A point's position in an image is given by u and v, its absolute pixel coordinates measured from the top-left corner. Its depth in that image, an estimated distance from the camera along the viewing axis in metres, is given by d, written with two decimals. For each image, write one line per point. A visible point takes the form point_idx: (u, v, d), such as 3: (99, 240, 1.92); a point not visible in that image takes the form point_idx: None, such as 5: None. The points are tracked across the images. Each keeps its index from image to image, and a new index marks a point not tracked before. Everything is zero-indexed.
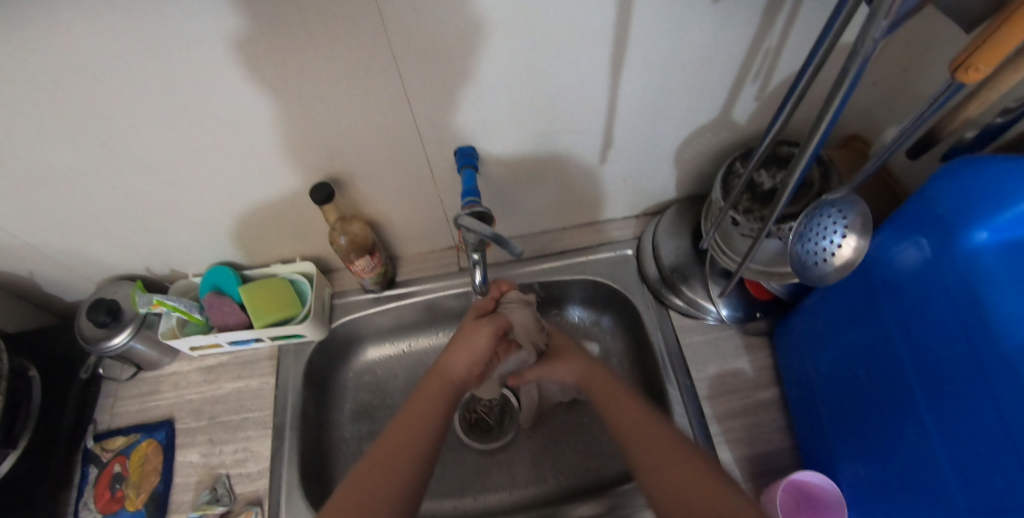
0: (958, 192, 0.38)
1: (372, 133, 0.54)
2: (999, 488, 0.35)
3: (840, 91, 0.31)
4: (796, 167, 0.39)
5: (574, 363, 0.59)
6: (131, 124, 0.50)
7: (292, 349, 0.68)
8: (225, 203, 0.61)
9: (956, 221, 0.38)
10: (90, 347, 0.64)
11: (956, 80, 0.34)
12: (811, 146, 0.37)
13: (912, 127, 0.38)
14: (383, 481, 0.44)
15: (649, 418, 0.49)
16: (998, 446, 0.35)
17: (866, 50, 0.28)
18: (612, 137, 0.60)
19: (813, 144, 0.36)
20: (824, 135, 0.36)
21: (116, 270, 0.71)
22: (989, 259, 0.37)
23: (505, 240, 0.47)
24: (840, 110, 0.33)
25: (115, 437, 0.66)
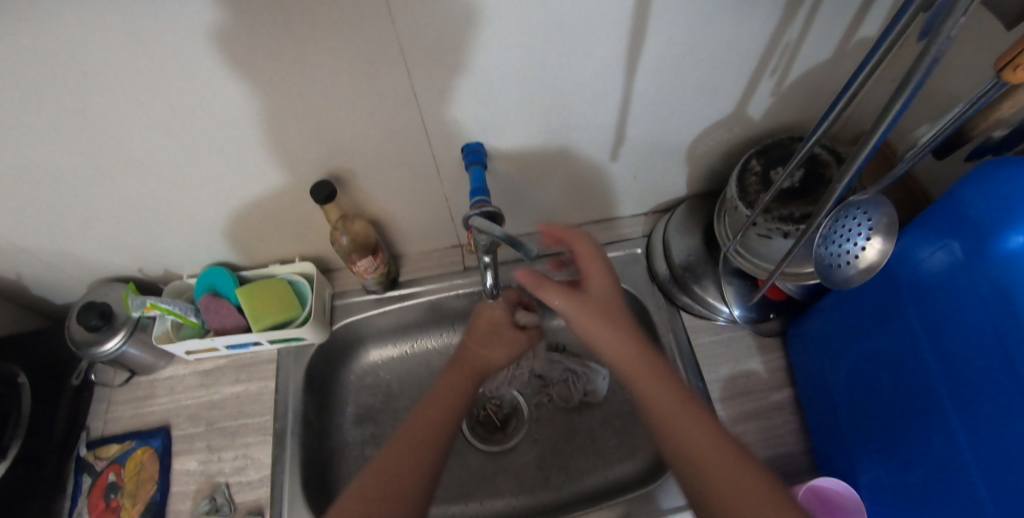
0: (990, 194, 0.37)
1: (376, 129, 0.52)
2: None
3: (901, 101, 0.29)
4: (845, 176, 0.37)
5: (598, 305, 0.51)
6: (122, 120, 0.47)
7: (292, 352, 0.66)
8: (221, 202, 0.59)
9: (990, 225, 0.37)
10: (81, 352, 0.62)
11: (1002, 79, 0.32)
12: (862, 154, 0.34)
13: (950, 129, 0.36)
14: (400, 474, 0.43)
15: (676, 403, 0.43)
16: None
17: (938, 51, 0.25)
18: (624, 133, 0.58)
19: (866, 150, 0.34)
20: (877, 144, 0.33)
21: (107, 271, 0.68)
22: None
23: (517, 242, 0.43)
24: (899, 117, 0.30)
25: (109, 445, 0.64)
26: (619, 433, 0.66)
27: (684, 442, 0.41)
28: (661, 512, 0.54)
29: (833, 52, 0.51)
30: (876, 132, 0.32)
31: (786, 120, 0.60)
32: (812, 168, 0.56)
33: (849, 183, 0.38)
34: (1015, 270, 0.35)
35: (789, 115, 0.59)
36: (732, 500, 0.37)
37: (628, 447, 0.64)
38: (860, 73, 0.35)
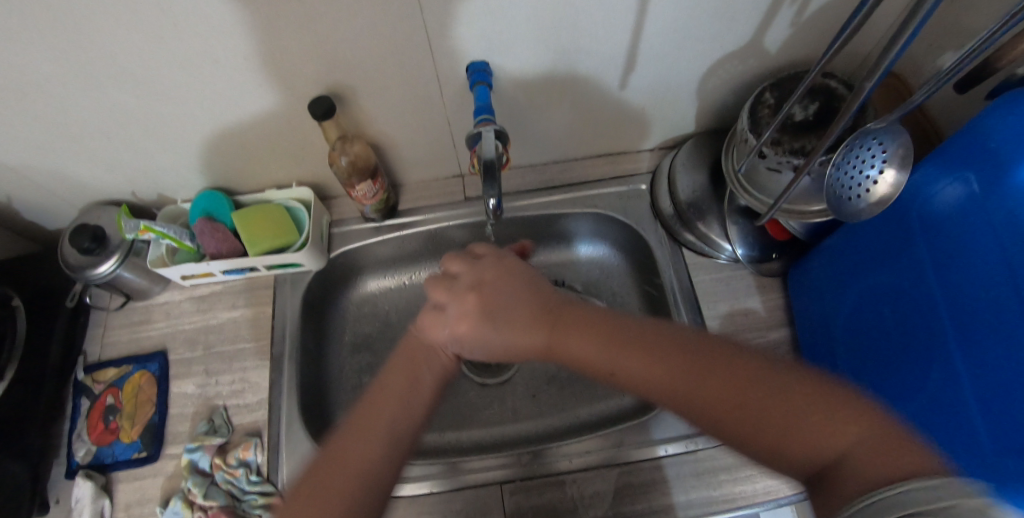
0: (1013, 123, 0.36)
1: (377, 43, 0.50)
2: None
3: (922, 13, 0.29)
4: (858, 99, 0.37)
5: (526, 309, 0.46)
6: (107, 25, 0.44)
7: (289, 280, 0.65)
8: (215, 121, 0.57)
9: (1009, 153, 0.36)
10: (75, 274, 0.61)
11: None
12: (875, 76, 0.35)
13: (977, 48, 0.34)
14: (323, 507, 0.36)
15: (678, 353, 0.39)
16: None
17: None
18: (635, 59, 0.56)
19: (882, 68, 0.34)
20: (891, 66, 0.34)
21: (99, 194, 0.67)
22: None
23: (489, 174, 0.47)
24: (931, 12, 0.29)
25: (106, 369, 0.64)
26: None
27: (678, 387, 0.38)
28: (659, 439, 0.56)
29: None
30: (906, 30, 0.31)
31: (803, 53, 0.58)
32: (827, 102, 0.54)
33: (869, 95, 0.37)
34: None
35: (806, 46, 0.57)
36: (747, 428, 0.35)
37: None
38: None
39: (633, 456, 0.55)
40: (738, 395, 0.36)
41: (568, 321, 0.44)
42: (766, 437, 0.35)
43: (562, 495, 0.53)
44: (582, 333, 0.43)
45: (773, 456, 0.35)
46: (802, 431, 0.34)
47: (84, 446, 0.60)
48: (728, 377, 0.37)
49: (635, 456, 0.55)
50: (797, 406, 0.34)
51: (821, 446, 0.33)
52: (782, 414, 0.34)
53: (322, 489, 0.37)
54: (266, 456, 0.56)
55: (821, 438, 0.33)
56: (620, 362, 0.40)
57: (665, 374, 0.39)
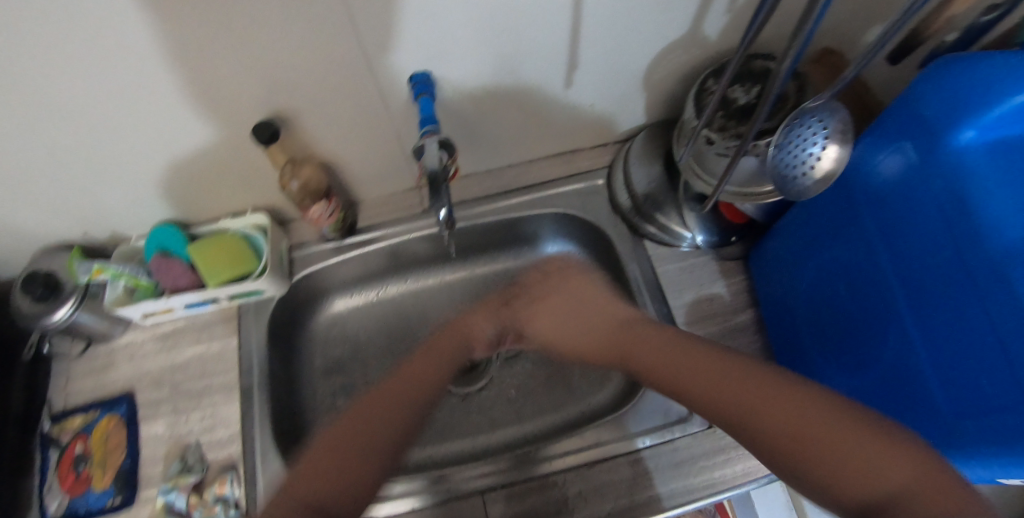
0: (941, 95, 0.38)
1: (314, 61, 0.49)
2: (987, 385, 0.35)
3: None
4: (780, 73, 0.36)
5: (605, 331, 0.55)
6: (29, 67, 0.43)
7: (253, 308, 0.64)
8: (159, 154, 0.56)
9: (941, 123, 0.38)
10: (31, 323, 0.59)
11: None
12: (794, 46, 0.34)
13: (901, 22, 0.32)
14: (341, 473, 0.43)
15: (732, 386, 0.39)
16: (985, 342, 0.35)
17: None
18: (578, 56, 0.56)
19: (797, 40, 0.33)
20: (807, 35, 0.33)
21: (48, 239, 0.65)
22: (976, 159, 0.37)
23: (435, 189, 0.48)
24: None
25: (72, 417, 0.62)
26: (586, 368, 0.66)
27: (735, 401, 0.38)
28: (637, 432, 0.56)
29: None
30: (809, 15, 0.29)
31: (743, 38, 0.59)
32: (767, 84, 0.54)
33: (790, 68, 0.36)
34: (967, 165, 0.37)
35: (744, 31, 0.58)
36: (794, 446, 0.34)
37: (597, 380, 0.66)
38: None
39: (610, 452, 0.55)
40: (801, 422, 0.34)
41: (640, 335, 0.51)
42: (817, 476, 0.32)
43: (547, 498, 0.53)
44: (653, 346, 0.48)
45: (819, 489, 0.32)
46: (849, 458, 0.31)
47: (56, 499, 0.58)
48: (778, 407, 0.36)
49: (612, 452, 0.55)
50: (856, 438, 0.32)
51: (863, 489, 0.30)
52: (832, 438, 0.32)
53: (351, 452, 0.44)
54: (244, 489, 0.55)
55: (872, 472, 0.30)
56: (677, 371, 0.44)
57: (721, 396, 0.39)
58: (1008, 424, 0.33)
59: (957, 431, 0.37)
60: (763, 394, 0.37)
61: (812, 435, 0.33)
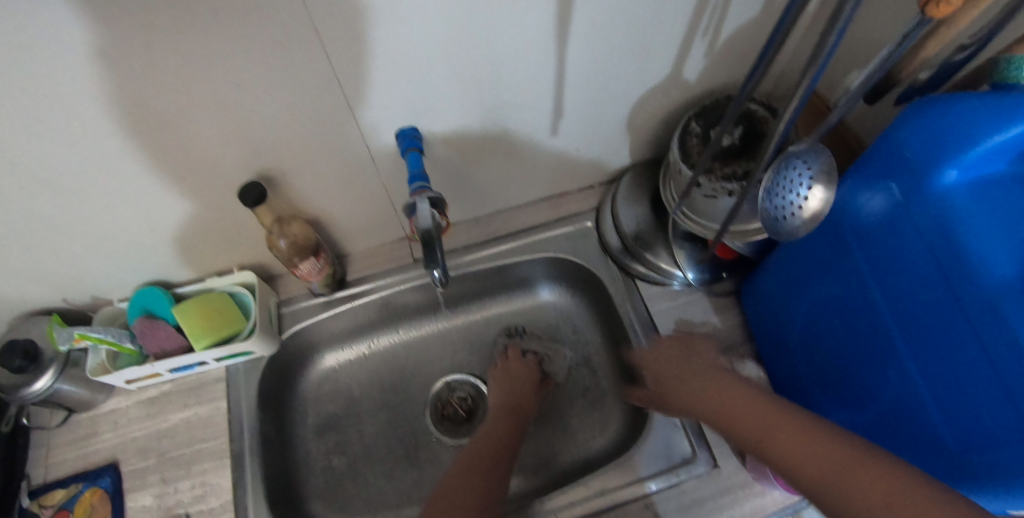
0: (923, 132, 0.36)
1: (303, 122, 0.49)
2: (993, 426, 0.33)
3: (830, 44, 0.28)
4: (781, 125, 0.36)
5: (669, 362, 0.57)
6: (9, 140, 0.42)
7: (242, 368, 0.63)
8: (144, 217, 0.55)
9: (924, 162, 0.36)
10: (8, 396, 0.57)
11: (925, 17, 0.30)
12: (794, 102, 0.33)
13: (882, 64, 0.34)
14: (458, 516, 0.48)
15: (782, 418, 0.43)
16: (985, 383, 0.34)
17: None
18: (564, 104, 0.57)
19: (799, 96, 0.33)
20: (807, 91, 0.33)
21: (25, 306, 0.63)
22: (961, 197, 0.35)
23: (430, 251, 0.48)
24: (838, 45, 0.28)
25: (53, 491, 0.59)
26: (585, 411, 0.66)
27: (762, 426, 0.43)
28: (643, 477, 0.54)
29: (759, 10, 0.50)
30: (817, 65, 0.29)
31: (721, 80, 0.60)
32: (750, 125, 0.55)
33: (793, 119, 0.36)
34: (953, 204, 0.35)
35: (722, 74, 0.59)
36: (796, 468, 0.38)
37: (597, 424, 0.65)
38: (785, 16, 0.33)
39: (617, 500, 0.54)
40: (812, 454, 0.38)
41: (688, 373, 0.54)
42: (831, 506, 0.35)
43: None
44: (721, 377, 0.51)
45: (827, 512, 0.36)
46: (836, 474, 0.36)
47: None
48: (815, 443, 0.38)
49: (613, 501, 0.54)
50: (851, 464, 0.35)
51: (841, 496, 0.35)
52: (828, 460, 0.37)
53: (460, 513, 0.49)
54: None
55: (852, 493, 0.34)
56: (736, 405, 0.47)
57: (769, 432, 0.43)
58: (1016, 467, 0.32)
59: (966, 470, 0.35)
60: (789, 428, 0.41)
61: (812, 467, 0.37)
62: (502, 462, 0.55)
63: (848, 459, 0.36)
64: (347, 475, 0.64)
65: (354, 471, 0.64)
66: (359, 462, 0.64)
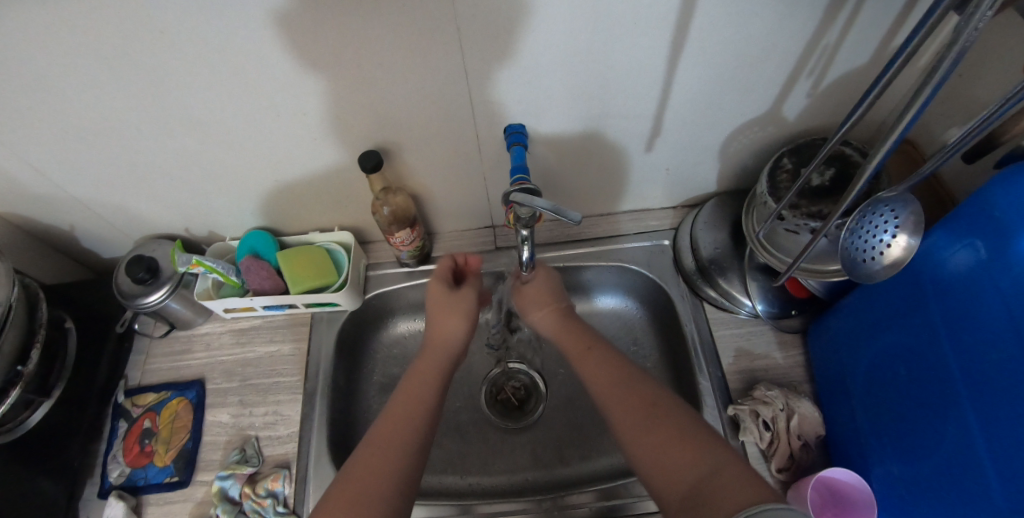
0: (1018, 195, 0.36)
1: (425, 105, 0.54)
2: None
3: (926, 89, 0.30)
4: (866, 168, 0.38)
5: (551, 323, 0.59)
6: (187, 84, 0.50)
7: (325, 318, 0.70)
8: (269, 168, 0.62)
9: (1015, 224, 0.36)
10: (127, 302, 0.65)
11: None
12: (882, 149, 0.36)
13: (982, 126, 0.34)
14: (362, 494, 0.42)
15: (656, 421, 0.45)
16: None
17: (965, 40, 0.27)
18: (660, 124, 0.60)
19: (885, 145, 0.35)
20: (896, 140, 0.35)
21: (155, 229, 0.72)
22: None
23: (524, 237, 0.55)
24: (929, 98, 0.31)
25: (145, 394, 0.67)
26: None
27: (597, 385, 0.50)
28: None
29: (872, 57, 0.51)
30: (904, 117, 0.32)
31: (820, 123, 0.61)
32: (843, 168, 0.56)
33: (879, 166, 0.38)
34: None
35: (823, 116, 0.60)
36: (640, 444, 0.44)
37: None
38: (894, 64, 0.36)
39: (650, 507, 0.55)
40: (689, 460, 0.42)
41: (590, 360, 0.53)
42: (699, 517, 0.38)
43: None
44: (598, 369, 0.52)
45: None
46: (661, 455, 0.43)
47: (118, 468, 0.62)
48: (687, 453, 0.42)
49: (645, 508, 0.55)
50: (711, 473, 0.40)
51: (685, 476, 0.41)
52: (660, 441, 0.44)
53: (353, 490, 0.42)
54: (294, 488, 0.59)
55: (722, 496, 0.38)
56: (614, 405, 0.48)
57: (659, 436, 0.44)
58: None
59: None
60: (646, 421, 0.45)
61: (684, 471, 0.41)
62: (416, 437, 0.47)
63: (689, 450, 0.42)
64: None
65: None
66: None
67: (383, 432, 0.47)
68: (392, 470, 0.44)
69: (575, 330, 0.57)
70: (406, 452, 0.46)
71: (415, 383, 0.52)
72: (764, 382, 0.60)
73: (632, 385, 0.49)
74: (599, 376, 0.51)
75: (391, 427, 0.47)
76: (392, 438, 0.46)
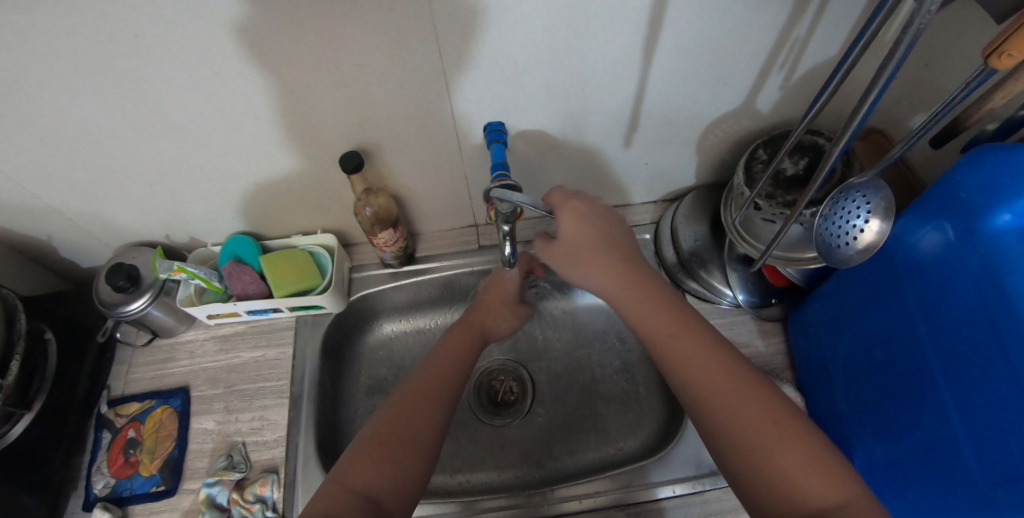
0: (983, 176, 0.37)
1: (405, 104, 0.54)
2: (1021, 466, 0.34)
3: (885, 75, 0.31)
4: (834, 152, 0.40)
5: (616, 282, 0.53)
6: (162, 89, 0.49)
7: (310, 321, 0.69)
8: (250, 172, 0.62)
9: (982, 205, 0.37)
10: (107, 311, 0.64)
11: (989, 65, 0.32)
12: (848, 132, 0.37)
13: (944, 110, 0.35)
14: (371, 473, 0.43)
15: (732, 384, 0.44)
16: (1018, 425, 0.34)
17: (919, 25, 0.28)
18: (638, 119, 0.60)
19: (850, 130, 0.37)
20: (860, 124, 0.36)
21: (135, 237, 0.71)
22: (1016, 242, 0.35)
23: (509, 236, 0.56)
24: (890, 81, 0.32)
25: (129, 404, 0.67)
26: (621, 411, 0.68)
27: (681, 365, 0.46)
28: (671, 481, 0.56)
29: (840, 48, 0.52)
30: (867, 98, 0.33)
31: (793, 115, 0.62)
32: (816, 158, 0.57)
33: (845, 149, 0.39)
34: (1003, 247, 0.36)
35: (796, 108, 0.61)
36: (732, 420, 0.42)
37: (631, 425, 0.67)
38: (855, 48, 0.38)
39: (639, 497, 0.56)
40: (766, 418, 0.41)
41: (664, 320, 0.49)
42: (751, 478, 0.39)
43: None
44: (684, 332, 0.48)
45: (787, 481, 0.38)
46: (738, 415, 0.42)
47: (104, 479, 0.62)
48: (762, 413, 0.41)
49: (635, 498, 0.56)
50: (784, 441, 0.40)
51: (753, 439, 0.40)
52: (737, 401, 0.42)
53: (364, 463, 0.44)
54: (282, 492, 0.58)
55: (802, 491, 0.37)
56: (689, 368, 0.46)
57: (719, 396, 0.43)
58: None
59: (990, 500, 0.37)
60: (727, 387, 0.43)
61: (746, 425, 0.41)
62: (436, 404, 0.49)
63: (786, 432, 0.40)
64: None
65: None
66: None
67: (409, 402, 0.48)
68: (412, 436, 0.46)
69: (644, 289, 0.52)
70: (427, 423, 0.47)
71: (439, 364, 0.54)
72: None
73: (708, 346, 0.46)
74: (667, 331, 0.48)
75: (416, 410, 0.48)
76: (422, 408, 0.48)
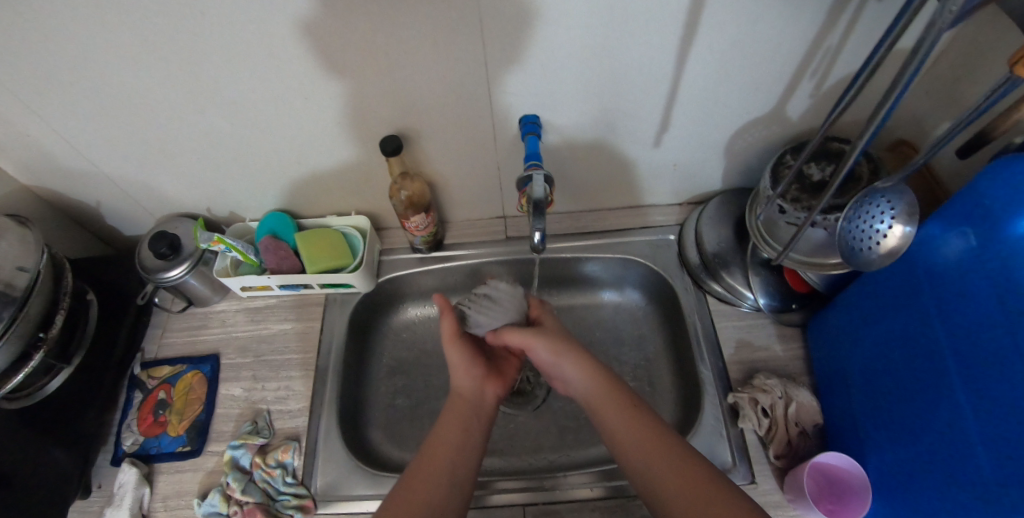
0: (1006, 184, 0.38)
1: (446, 93, 0.57)
2: None
3: (907, 73, 0.34)
4: (853, 152, 0.42)
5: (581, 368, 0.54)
6: (220, 66, 0.52)
7: (339, 300, 0.72)
8: (293, 151, 0.64)
9: (1004, 212, 0.38)
10: (148, 276, 0.67)
11: (1015, 74, 0.33)
12: (869, 130, 0.39)
13: (968, 117, 0.37)
14: None
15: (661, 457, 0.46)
16: None
17: (943, 24, 0.30)
18: (669, 121, 0.62)
19: (870, 128, 0.39)
20: (881, 123, 0.38)
21: (178, 208, 0.75)
22: None
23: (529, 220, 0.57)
24: (912, 79, 0.34)
25: (161, 367, 0.69)
26: None
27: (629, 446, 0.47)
28: None
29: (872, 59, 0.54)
30: (891, 94, 0.35)
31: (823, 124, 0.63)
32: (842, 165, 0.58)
33: (864, 150, 0.42)
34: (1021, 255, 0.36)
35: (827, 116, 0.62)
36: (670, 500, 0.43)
37: None
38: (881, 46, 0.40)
39: None
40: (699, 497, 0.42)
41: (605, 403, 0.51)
42: None
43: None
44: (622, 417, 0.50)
45: None
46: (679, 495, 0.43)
47: (132, 436, 0.64)
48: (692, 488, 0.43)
49: None
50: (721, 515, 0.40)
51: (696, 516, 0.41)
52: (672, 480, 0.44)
53: None
54: (302, 460, 0.60)
55: None
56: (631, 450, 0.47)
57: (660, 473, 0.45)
58: None
59: (1000, 501, 0.37)
60: (665, 465, 0.45)
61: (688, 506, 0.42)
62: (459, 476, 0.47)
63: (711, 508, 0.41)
64: (405, 416, 0.70)
65: (412, 414, 0.70)
66: (417, 407, 0.71)
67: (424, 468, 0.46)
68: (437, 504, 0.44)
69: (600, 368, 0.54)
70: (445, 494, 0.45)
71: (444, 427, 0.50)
72: (764, 372, 0.62)
73: (636, 425, 0.49)
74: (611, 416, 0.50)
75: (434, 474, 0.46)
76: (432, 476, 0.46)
